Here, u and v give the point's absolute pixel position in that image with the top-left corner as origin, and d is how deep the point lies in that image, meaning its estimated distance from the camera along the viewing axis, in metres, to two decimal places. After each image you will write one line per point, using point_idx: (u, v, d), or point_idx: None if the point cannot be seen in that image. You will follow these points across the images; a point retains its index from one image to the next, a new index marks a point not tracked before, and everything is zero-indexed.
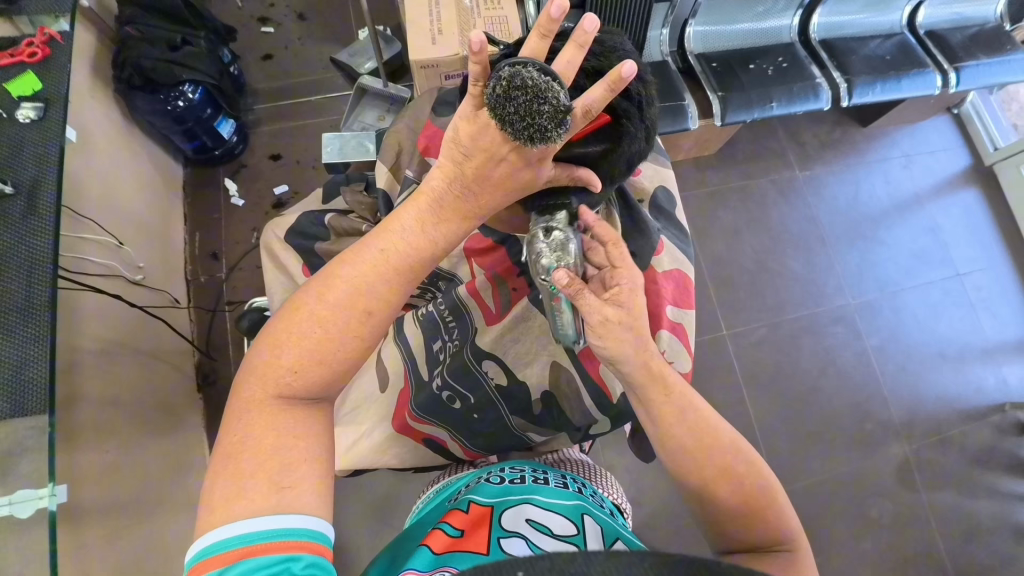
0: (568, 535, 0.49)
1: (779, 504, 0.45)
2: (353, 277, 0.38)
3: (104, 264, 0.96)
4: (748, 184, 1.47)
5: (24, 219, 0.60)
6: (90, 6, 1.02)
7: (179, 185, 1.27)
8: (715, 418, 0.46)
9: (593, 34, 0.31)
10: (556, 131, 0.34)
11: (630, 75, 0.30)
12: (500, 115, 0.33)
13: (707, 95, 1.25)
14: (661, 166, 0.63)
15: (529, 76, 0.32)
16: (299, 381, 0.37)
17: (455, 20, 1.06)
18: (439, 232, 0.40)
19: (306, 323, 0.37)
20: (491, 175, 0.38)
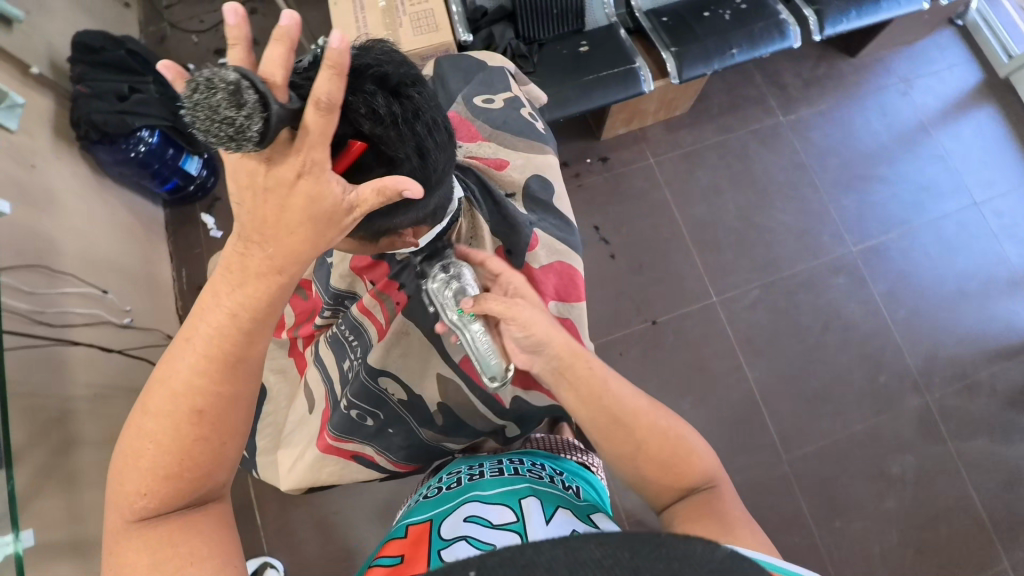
0: (508, 522, 0.51)
1: (703, 448, 0.47)
2: (167, 386, 0.41)
3: (89, 315, 1.03)
4: (727, 138, 1.39)
5: None
6: (42, 73, 1.08)
7: (160, 226, 1.33)
8: (631, 388, 0.48)
9: (342, 51, 0.31)
10: (245, 115, 0.32)
11: (339, 45, 0.31)
12: (196, 125, 0.34)
13: (661, 53, 1.18)
14: (538, 152, 0.61)
15: (194, 77, 0.33)
16: (153, 500, 0.41)
17: (381, 24, 1.06)
18: (240, 297, 0.39)
19: (139, 442, 0.41)
20: (281, 214, 0.36)
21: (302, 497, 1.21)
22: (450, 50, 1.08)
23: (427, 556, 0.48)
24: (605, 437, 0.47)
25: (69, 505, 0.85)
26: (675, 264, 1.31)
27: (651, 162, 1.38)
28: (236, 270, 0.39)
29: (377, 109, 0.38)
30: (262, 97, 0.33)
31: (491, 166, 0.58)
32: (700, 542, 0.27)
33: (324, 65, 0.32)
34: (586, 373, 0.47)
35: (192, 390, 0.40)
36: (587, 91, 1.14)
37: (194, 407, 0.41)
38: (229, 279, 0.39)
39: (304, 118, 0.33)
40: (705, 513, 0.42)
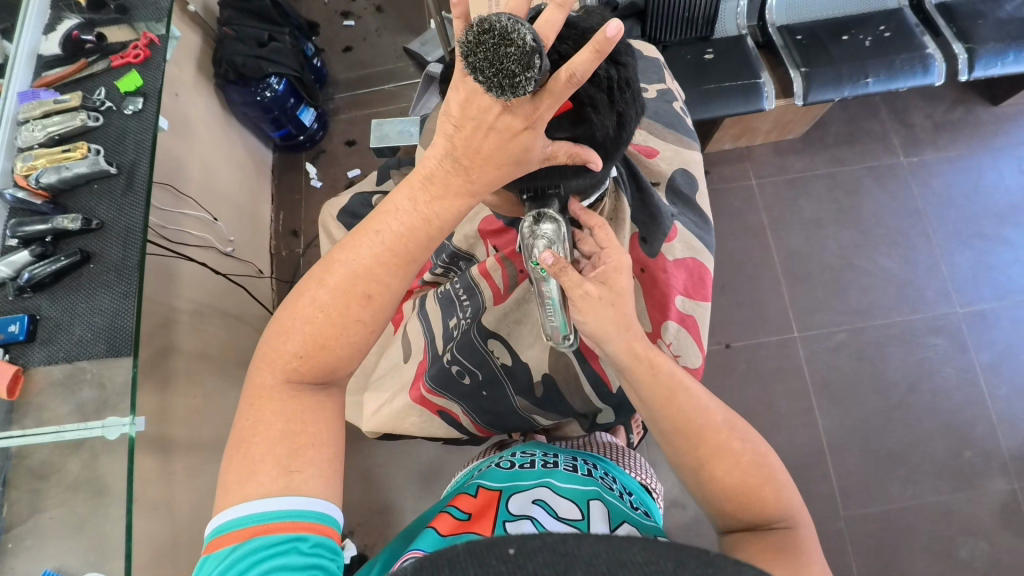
0: (572, 518, 0.55)
1: (778, 482, 0.46)
2: (351, 264, 0.41)
3: (200, 238, 1.11)
4: (837, 171, 1.32)
5: (124, 195, 0.71)
6: (196, 10, 1.17)
7: (267, 167, 1.41)
8: (706, 402, 0.47)
9: (614, 39, 0.30)
10: (527, 76, 0.32)
11: (615, 33, 0.30)
12: (472, 62, 0.33)
13: (788, 72, 1.13)
14: (685, 147, 0.60)
15: (492, 20, 0.31)
16: (305, 366, 0.41)
17: None
18: (436, 208, 0.41)
19: (308, 309, 0.41)
20: (480, 147, 0.37)
21: (353, 446, 1.25)
22: None
23: (494, 520, 0.55)
24: (675, 446, 0.47)
25: (161, 404, 0.93)
26: (760, 291, 1.27)
27: (752, 183, 1.33)
28: (438, 182, 0.40)
29: (599, 73, 0.38)
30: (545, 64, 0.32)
31: (641, 151, 0.57)
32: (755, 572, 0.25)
33: (587, 46, 0.32)
34: (653, 379, 0.47)
35: (371, 276, 0.41)
36: (705, 100, 1.11)
37: (367, 291, 0.41)
38: (429, 189, 0.41)
39: (555, 83, 0.33)
40: (774, 549, 0.41)
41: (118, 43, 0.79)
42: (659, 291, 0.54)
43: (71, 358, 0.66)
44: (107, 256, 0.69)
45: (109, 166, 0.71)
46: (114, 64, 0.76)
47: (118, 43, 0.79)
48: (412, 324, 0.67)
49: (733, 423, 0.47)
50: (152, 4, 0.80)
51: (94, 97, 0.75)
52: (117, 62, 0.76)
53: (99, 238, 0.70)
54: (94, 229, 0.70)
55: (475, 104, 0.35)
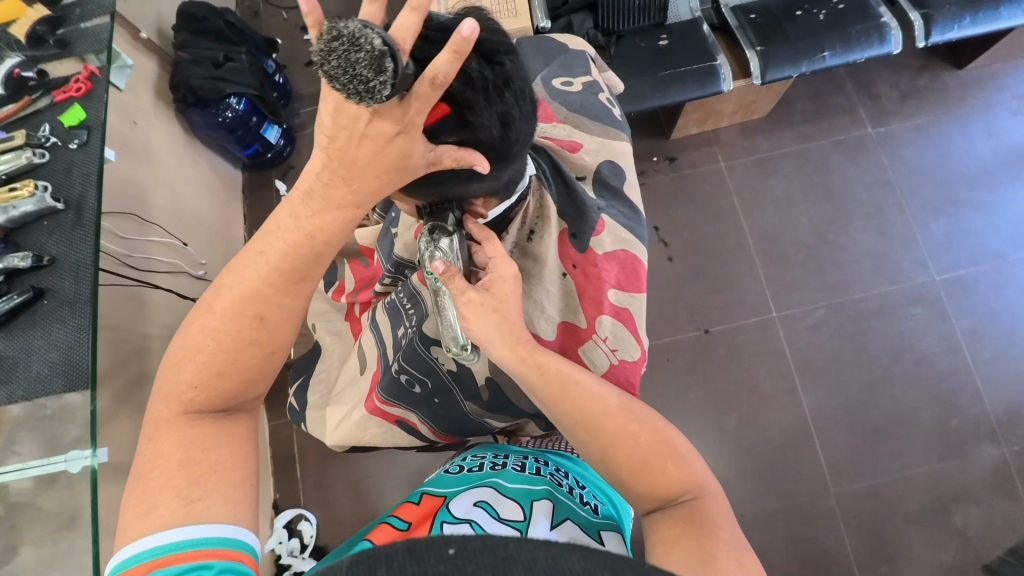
0: (513, 519, 0.57)
1: (682, 456, 0.45)
2: (237, 290, 0.45)
3: (170, 264, 1.12)
4: (806, 147, 1.31)
5: (74, 229, 0.72)
6: (150, 38, 1.17)
7: (237, 188, 1.42)
8: (597, 395, 0.47)
9: (472, 38, 0.32)
10: (381, 79, 0.32)
11: (471, 32, 0.31)
12: (327, 70, 0.33)
13: (744, 52, 1.12)
14: (612, 139, 0.60)
15: (340, 27, 0.32)
16: (202, 394, 0.44)
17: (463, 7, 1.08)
18: (318, 223, 0.43)
19: (201, 339, 0.44)
20: (359, 155, 0.38)
21: (340, 459, 1.26)
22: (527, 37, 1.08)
23: (432, 524, 0.57)
24: (580, 442, 0.47)
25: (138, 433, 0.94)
26: (736, 274, 1.26)
27: (721, 166, 1.33)
28: (318, 197, 0.42)
29: (470, 73, 0.37)
30: (401, 67, 0.32)
31: (564, 148, 0.57)
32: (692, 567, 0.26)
33: (447, 47, 0.33)
34: (546, 375, 0.47)
35: (261, 298, 0.45)
36: (662, 87, 1.11)
37: (257, 312, 0.45)
38: (310, 205, 0.42)
39: (421, 87, 0.34)
40: (682, 529, 0.41)
41: (60, 77, 0.78)
42: (592, 286, 0.55)
43: (30, 395, 0.67)
44: (60, 291, 0.70)
45: (57, 201, 0.72)
46: (57, 99, 0.76)
47: (60, 77, 0.78)
48: (366, 337, 0.68)
49: (630, 407, 0.47)
50: (92, 36, 0.80)
51: (39, 133, 0.75)
52: (59, 97, 0.76)
53: (52, 273, 0.70)
54: (46, 264, 0.70)
55: (346, 112, 0.35)
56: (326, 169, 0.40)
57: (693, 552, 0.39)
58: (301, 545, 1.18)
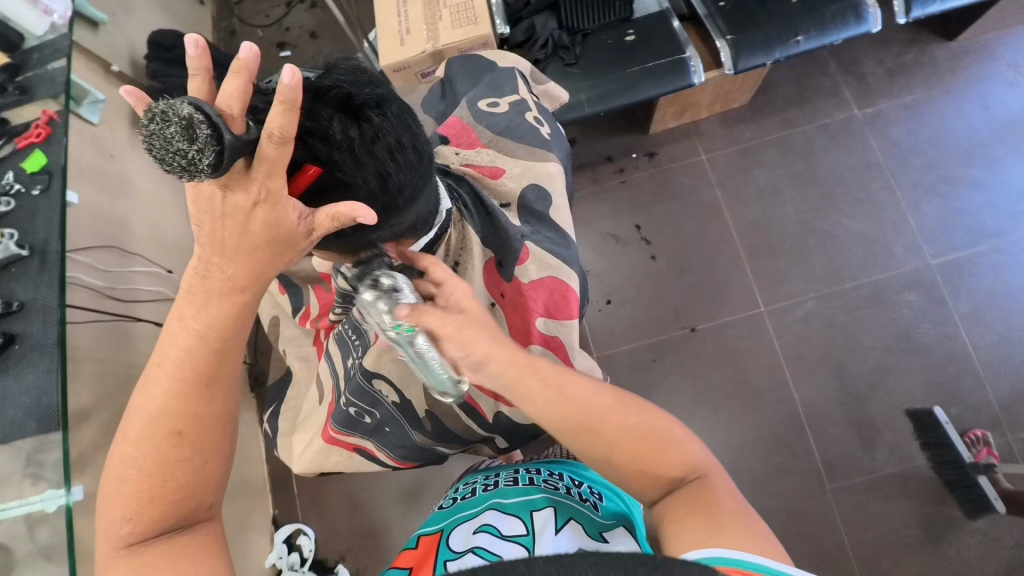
0: (517, 535, 0.55)
1: (678, 439, 0.48)
2: (148, 413, 0.46)
3: (155, 292, 1.14)
4: (790, 133, 1.27)
5: (39, 274, 0.73)
6: (122, 70, 1.19)
7: None
8: (594, 391, 0.48)
9: (295, 85, 0.35)
10: (197, 148, 0.36)
11: (293, 78, 0.35)
12: (156, 154, 0.37)
13: (715, 41, 1.09)
14: (538, 162, 0.65)
15: (157, 108, 0.36)
16: (139, 522, 0.44)
17: (421, 18, 1.07)
18: (205, 320, 0.45)
19: (125, 472, 0.45)
20: (248, 235, 0.41)
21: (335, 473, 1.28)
22: (488, 42, 1.06)
23: (436, 560, 0.53)
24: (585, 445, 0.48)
25: None
26: (722, 268, 1.23)
27: (702, 158, 1.29)
28: (201, 293, 0.45)
29: (334, 134, 0.40)
30: (215, 131, 0.36)
31: (486, 173, 0.63)
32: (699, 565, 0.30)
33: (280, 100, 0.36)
34: (548, 380, 0.48)
35: (171, 413, 0.46)
36: (630, 83, 1.08)
37: (172, 426, 0.45)
38: (193, 305, 0.45)
39: (262, 149, 0.37)
40: (692, 508, 0.44)
41: (22, 123, 0.80)
42: (519, 316, 0.58)
43: (6, 439, 0.69)
44: (29, 336, 0.72)
45: (21, 248, 0.74)
46: (19, 145, 0.78)
47: (22, 124, 0.80)
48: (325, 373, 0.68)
49: (624, 397, 0.49)
50: (51, 80, 0.82)
51: (3, 181, 0.77)
52: (21, 143, 0.78)
53: (22, 319, 0.73)
54: (15, 310, 0.72)
55: (203, 195, 0.40)
56: (203, 262, 0.44)
57: (707, 530, 0.42)
58: (301, 558, 1.20)
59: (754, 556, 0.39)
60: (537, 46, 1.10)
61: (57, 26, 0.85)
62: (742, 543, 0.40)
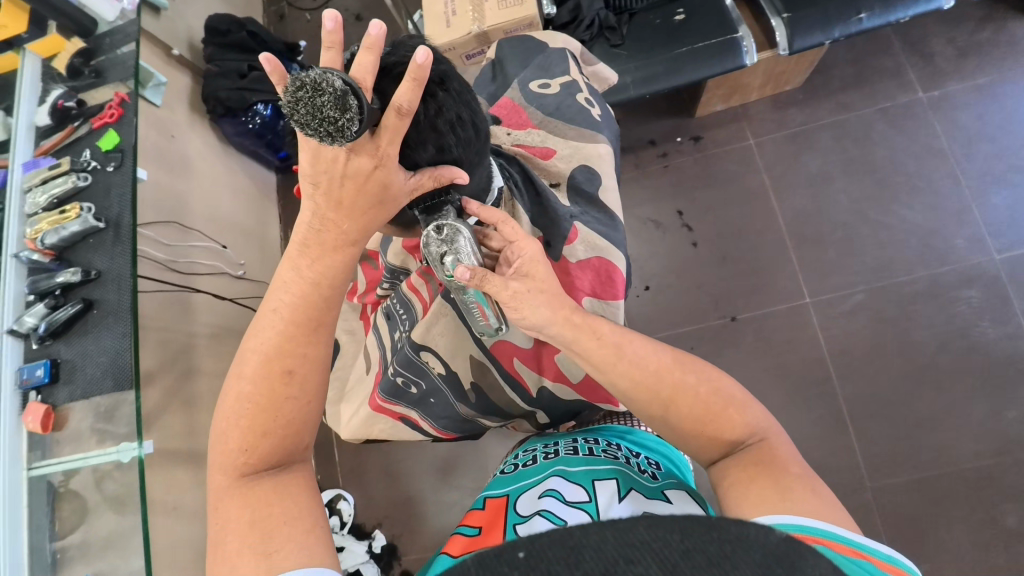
0: (580, 501, 0.54)
1: (737, 401, 0.50)
2: (260, 351, 0.47)
3: (212, 266, 1.20)
4: (845, 117, 1.21)
5: (114, 245, 0.79)
6: (181, 54, 1.25)
7: (272, 189, 1.50)
8: (650, 350, 0.52)
9: (426, 65, 0.37)
10: (348, 117, 0.38)
11: (424, 61, 0.37)
12: (297, 119, 0.39)
13: (769, 21, 1.05)
14: (588, 141, 0.66)
15: (303, 75, 0.38)
16: (253, 455, 0.44)
17: (468, 0, 1.07)
18: (320, 267, 0.48)
19: (238, 404, 0.46)
20: (343, 192, 0.45)
21: (374, 445, 1.33)
22: (534, 23, 1.05)
23: (504, 528, 0.54)
24: (640, 403, 0.51)
25: (189, 423, 1.04)
26: (765, 258, 1.20)
27: (750, 143, 1.25)
28: (314, 245, 0.48)
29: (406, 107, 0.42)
30: (363, 103, 0.39)
31: (536, 154, 0.65)
32: (754, 526, 0.26)
33: (407, 76, 0.38)
34: (598, 344, 0.52)
35: (283, 353, 0.47)
36: (677, 66, 1.06)
37: (285, 367, 0.47)
38: (308, 253, 0.48)
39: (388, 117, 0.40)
40: (753, 470, 0.45)
41: (97, 104, 0.85)
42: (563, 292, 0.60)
43: (86, 394, 0.75)
44: (105, 302, 0.78)
45: (98, 221, 0.79)
46: (97, 125, 0.84)
47: (97, 104, 0.85)
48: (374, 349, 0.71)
49: (681, 358, 0.52)
50: (121, 63, 0.87)
51: (81, 159, 0.83)
52: (97, 123, 0.83)
53: (98, 286, 0.79)
54: (93, 278, 0.79)
55: (324, 159, 0.43)
56: (319, 217, 0.47)
57: (767, 490, 0.43)
58: (341, 522, 1.27)
59: (827, 524, 0.40)
60: (582, 27, 1.08)
61: (126, 12, 0.90)
62: (812, 511, 0.40)
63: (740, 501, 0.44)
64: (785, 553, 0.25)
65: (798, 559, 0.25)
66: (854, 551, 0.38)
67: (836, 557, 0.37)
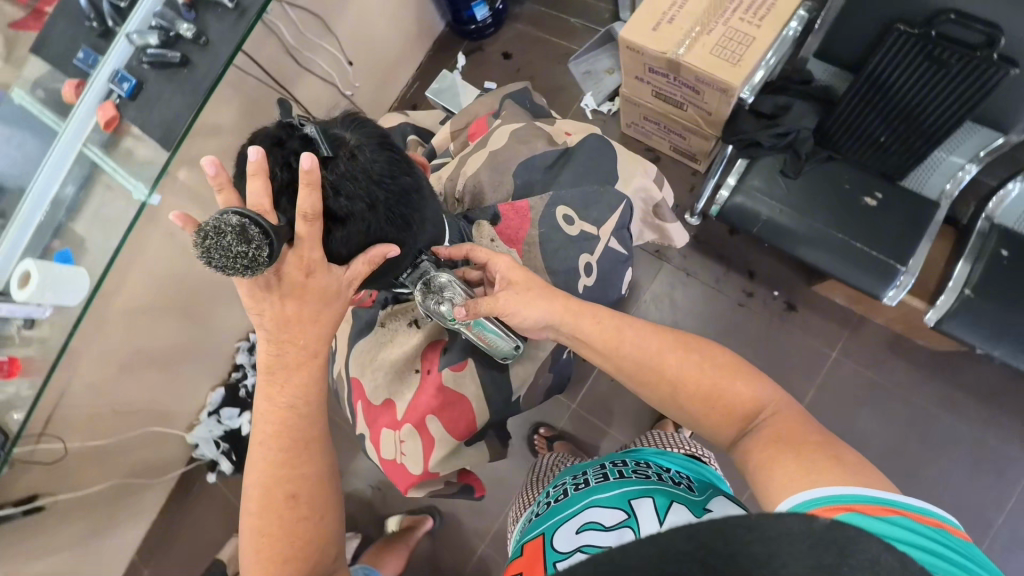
0: (620, 524, 0.53)
1: (739, 376, 0.53)
2: (259, 486, 0.56)
3: (326, 73, 1.20)
4: (937, 417, 1.03)
5: (233, 27, 0.79)
6: None
7: (432, 38, 1.46)
8: (650, 336, 0.59)
9: (312, 167, 0.44)
10: (256, 246, 0.44)
11: (307, 163, 0.44)
12: (212, 264, 0.43)
13: (951, 281, 0.85)
14: None
15: (206, 226, 0.43)
16: (276, 574, 0.55)
17: (693, 19, 0.92)
18: (286, 395, 0.55)
19: (257, 542, 0.56)
20: (292, 313, 0.52)
21: None
22: (728, 92, 0.90)
23: (546, 566, 0.54)
24: (649, 383, 0.57)
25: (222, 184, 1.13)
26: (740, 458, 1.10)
27: (830, 356, 1.10)
28: (276, 372, 0.54)
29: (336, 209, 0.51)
30: (263, 227, 0.45)
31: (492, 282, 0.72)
32: (797, 517, 0.32)
33: (305, 184, 0.45)
34: (599, 326, 0.61)
35: (280, 482, 0.56)
36: (810, 245, 0.91)
37: (288, 493, 0.56)
38: (274, 380, 0.55)
39: (300, 227, 0.47)
40: (775, 444, 0.45)
41: None
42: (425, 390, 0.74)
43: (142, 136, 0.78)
44: (198, 69, 0.78)
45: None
46: None
47: None
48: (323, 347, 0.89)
49: (688, 344, 0.57)
50: None
51: None
52: None
53: (201, 52, 0.79)
54: (202, 43, 0.78)
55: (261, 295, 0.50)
56: (274, 346, 0.54)
57: (784, 468, 0.42)
58: None
59: (856, 489, 0.39)
60: (772, 131, 0.91)
61: None
62: (840, 478, 0.40)
63: (768, 480, 0.43)
64: (832, 536, 0.31)
65: (845, 542, 0.31)
66: (887, 509, 0.38)
67: (862, 524, 0.37)
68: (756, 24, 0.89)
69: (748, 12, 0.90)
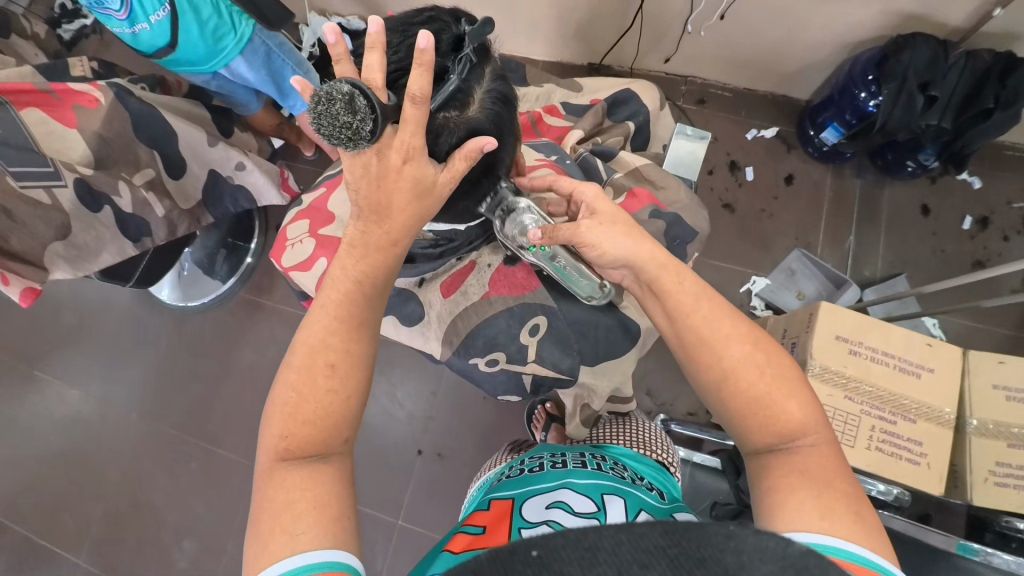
0: (588, 511, 0.55)
1: (791, 390, 0.47)
2: (311, 340, 0.46)
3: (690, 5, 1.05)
4: None
5: None
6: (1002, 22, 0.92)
7: (780, 94, 1.28)
8: (730, 321, 0.49)
9: (427, 46, 0.40)
10: (359, 119, 0.42)
11: (422, 41, 0.40)
12: (323, 129, 0.42)
13: None
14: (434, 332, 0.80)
15: (319, 92, 0.42)
16: (293, 440, 0.43)
17: (860, 373, 0.83)
18: (362, 267, 0.48)
19: (282, 395, 0.45)
20: (400, 187, 0.46)
21: None
22: None
23: (510, 529, 0.53)
24: (704, 370, 0.49)
25: None
26: None
27: None
28: (358, 248, 0.49)
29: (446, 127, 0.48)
30: (370, 101, 0.42)
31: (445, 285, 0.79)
32: (774, 536, 0.30)
33: (416, 64, 0.41)
34: (676, 284, 0.52)
35: (320, 346, 0.45)
36: None
37: (327, 360, 0.45)
38: (353, 254, 0.49)
39: (406, 108, 0.43)
40: (800, 476, 0.44)
41: None
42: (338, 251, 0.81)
43: None
44: None
45: None
46: None
47: None
48: None
49: (760, 338, 0.49)
50: None
51: None
52: None
53: None
54: None
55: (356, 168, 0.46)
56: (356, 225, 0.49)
57: (815, 513, 0.41)
58: None
59: (855, 544, 0.40)
60: None
61: None
62: (840, 527, 0.41)
63: (784, 509, 0.43)
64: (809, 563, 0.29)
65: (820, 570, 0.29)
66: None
67: None
68: (868, 442, 0.83)
69: (877, 432, 0.82)
